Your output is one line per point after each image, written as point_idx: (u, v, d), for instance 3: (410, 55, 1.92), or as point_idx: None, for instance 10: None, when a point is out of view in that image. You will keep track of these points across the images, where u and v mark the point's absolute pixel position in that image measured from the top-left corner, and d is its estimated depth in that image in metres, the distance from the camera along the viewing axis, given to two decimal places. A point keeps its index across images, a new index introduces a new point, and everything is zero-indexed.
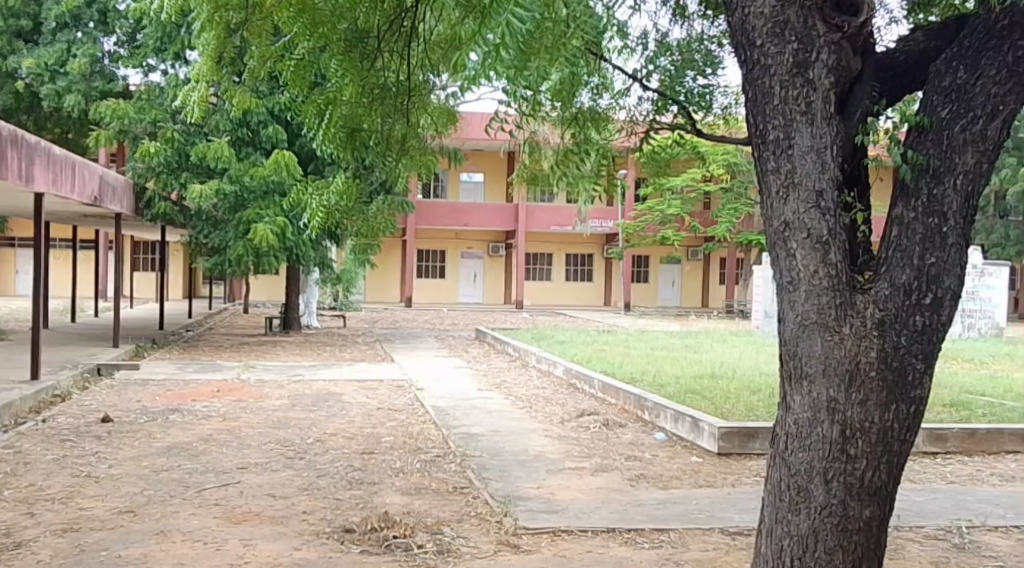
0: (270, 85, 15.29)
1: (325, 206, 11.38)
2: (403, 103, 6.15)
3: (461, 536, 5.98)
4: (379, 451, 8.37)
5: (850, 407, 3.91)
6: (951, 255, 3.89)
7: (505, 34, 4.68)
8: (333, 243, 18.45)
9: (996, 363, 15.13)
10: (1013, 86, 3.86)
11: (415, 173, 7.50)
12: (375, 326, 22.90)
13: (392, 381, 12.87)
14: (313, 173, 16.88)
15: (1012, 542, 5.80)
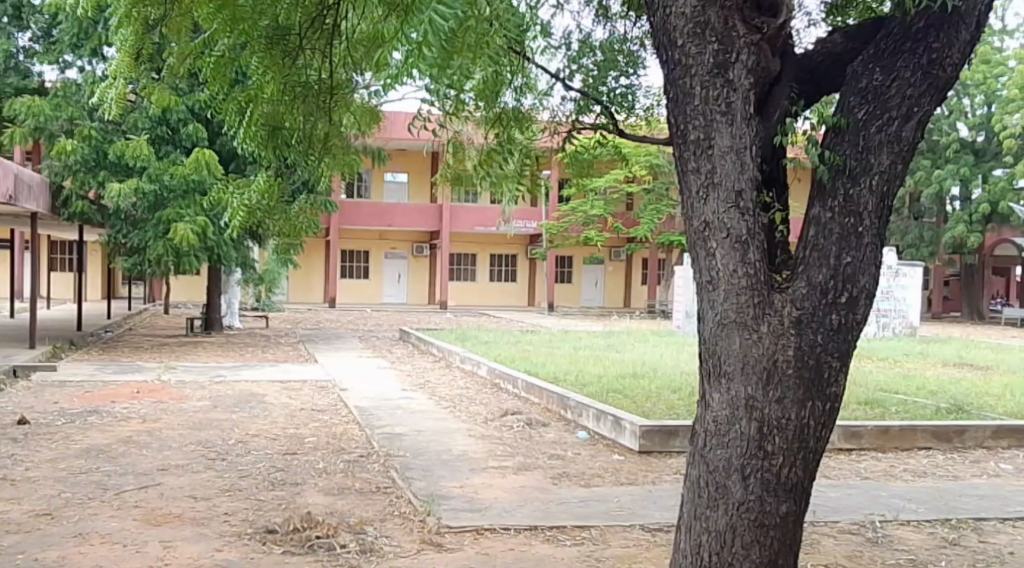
0: (191, 82, 14.92)
1: (245, 204, 11.16)
2: (324, 101, 6.05)
3: (384, 535, 5.88)
4: (302, 452, 8.20)
5: (767, 405, 3.94)
6: (867, 254, 3.95)
7: (428, 31, 4.41)
8: (255, 243, 18.08)
9: (907, 362, 15.58)
10: (927, 87, 3.94)
11: (338, 173, 7.40)
12: (299, 327, 22.58)
13: (315, 382, 12.65)
14: (234, 172, 16.56)
15: (923, 536, 5.95)
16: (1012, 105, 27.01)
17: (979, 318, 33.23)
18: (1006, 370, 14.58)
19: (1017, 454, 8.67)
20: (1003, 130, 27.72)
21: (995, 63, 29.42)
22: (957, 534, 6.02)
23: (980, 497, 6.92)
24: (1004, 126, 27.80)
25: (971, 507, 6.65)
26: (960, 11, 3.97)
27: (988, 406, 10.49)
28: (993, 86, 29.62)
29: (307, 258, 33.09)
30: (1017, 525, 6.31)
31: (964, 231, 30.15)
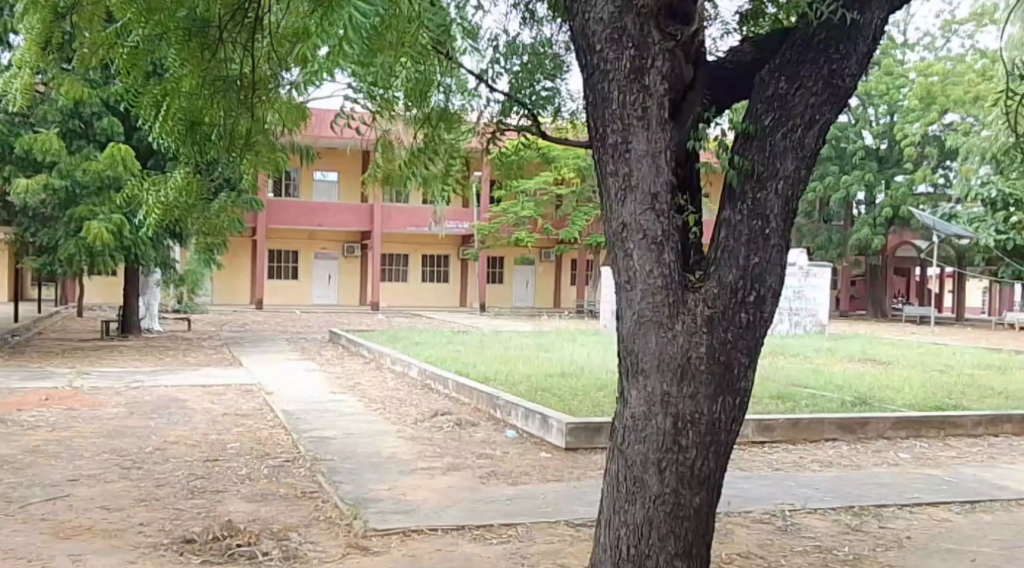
0: (105, 73, 14.67)
1: (162, 200, 10.97)
2: (247, 97, 5.97)
3: (309, 541, 5.91)
4: (225, 458, 8.17)
5: (682, 399, 4.09)
6: (774, 255, 4.14)
7: (348, 27, 4.38)
8: (176, 242, 17.83)
9: (818, 358, 16.07)
10: (829, 96, 4.14)
11: (267, 170, 7.44)
12: (222, 329, 22.38)
13: (240, 386, 12.56)
14: (153, 168, 16.38)
15: (829, 523, 6.20)
16: (912, 114, 28.00)
17: (884, 317, 34.34)
18: (909, 365, 15.16)
19: (916, 444, 9.06)
20: (904, 139, 28.66)
21: (897, 74, 30.33)
22: (860, 520, 6.29)
23: (881, 485, 7.22)
24: (905, 135, 28.75)
25: (873, 494, 6.94)
26: (858, 24, 4.16)
27: (888, 398, 10.93)
28: (895, 97, 30.56)
29: (232, 259, 32.63)
30: (915, 510, 6.61)
31: (868, 234, 31.19)
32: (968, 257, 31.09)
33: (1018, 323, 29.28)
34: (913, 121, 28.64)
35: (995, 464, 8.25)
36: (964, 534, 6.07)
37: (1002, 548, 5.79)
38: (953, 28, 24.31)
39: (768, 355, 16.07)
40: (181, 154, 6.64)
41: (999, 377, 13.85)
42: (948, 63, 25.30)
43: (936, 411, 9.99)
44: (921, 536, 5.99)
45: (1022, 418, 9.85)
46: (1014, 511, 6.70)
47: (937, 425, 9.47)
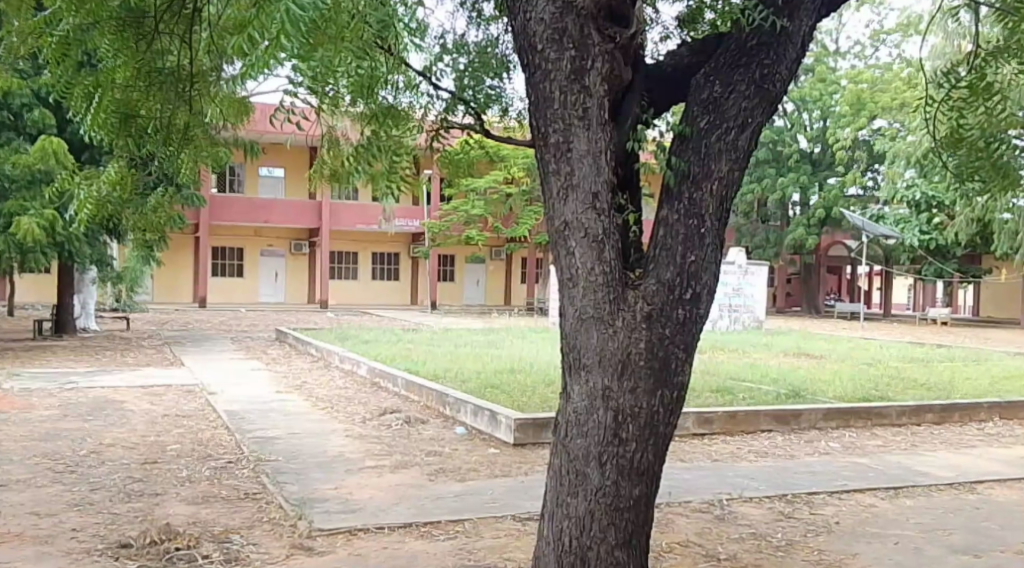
0: (33, 64, 14.41)
1: (94, 196, 10.80)
2: (185, 91, 5.95)
3: (251, 543, 5.93)
4: (164, 460, 8.14)
5: (622, 394, 4.22)
6: (708, 254, 4.28)
7: (284, 22, 4.29)
8: (112, 238, 17.61)
9: (755, 353, 16.40)
10: (760, 100, 4.30)
11: (208, 164, 7.49)
12: (162, 328, 22.09)
13: (181, 386, 12.47)
14: (87, 161, 16.21)
15: (764, 511, 6.39)
16: (843, 120, 28.63)
17: (817, 313, 34.95)
18: (840, 359, 15.54)
19: (846, 434, 9.33)
20: (835, 143, 29.25)
21: (829, 81, 30.91)
22: (792, 507, 6.49)
23: (813, 473, 7.46)
24: (837, 139, 29.33)
25: (806, 483, 7.16)
26: (788, 30, 4.34)
27: (819, 390, 11.23)
28: (828, 102, 31.16)
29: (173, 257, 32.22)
30: (844, 497, 6.83)
31: (803, 235, 31.83)
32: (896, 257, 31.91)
33: (943, 319, 30.07)
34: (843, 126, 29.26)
35: (921, 452, 8.54)
36: (888, 518, 6.30)
37: (923, 531, 6.04)
38: (881, 37, 24.84)
39: (707, 351, 16.35)
40: (117, 148, 6.61)
41: (923, 370, 14.26)
42: (876, 71, 25.90)
43: (864, 402, 10.31)
44: (849, 521, 6.21)
45: (943, 408, 10.17)
46: (936, 496, 6.96)
47: (864, 415, 9.76)
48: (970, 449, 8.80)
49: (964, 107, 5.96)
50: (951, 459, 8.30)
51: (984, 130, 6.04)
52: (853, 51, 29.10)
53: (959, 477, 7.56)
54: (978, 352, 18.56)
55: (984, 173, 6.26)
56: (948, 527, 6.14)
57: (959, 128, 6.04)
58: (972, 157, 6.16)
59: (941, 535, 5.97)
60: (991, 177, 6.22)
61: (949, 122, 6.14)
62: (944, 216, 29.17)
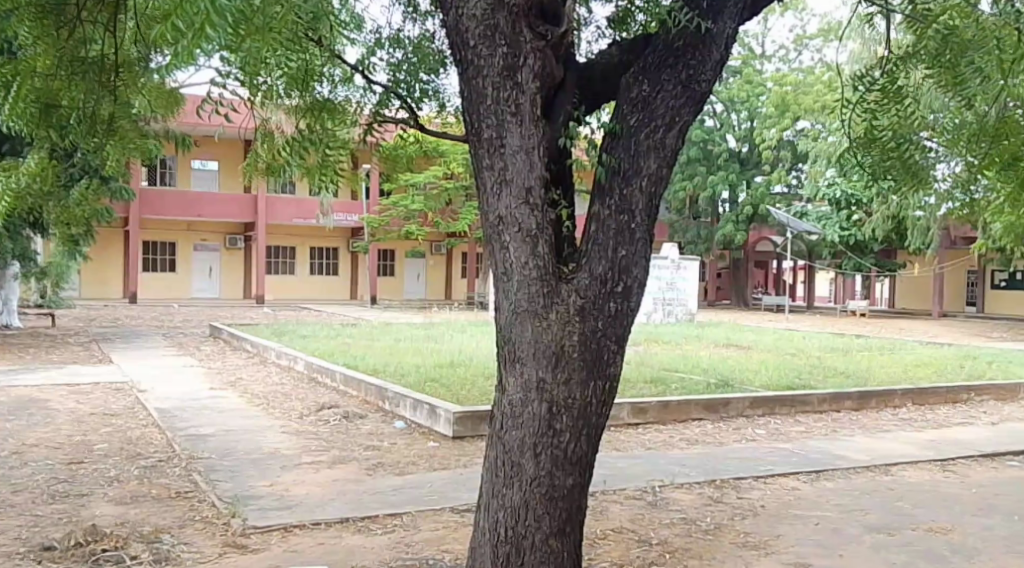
0: None
1: (12, 187, 10.50)
2: (107, 83, 5.84)
3: (182, 543, 5.91)
4: (92, 460, 8.03)
5: (556, 386, 4.31)
6: (639, 248, 4.39)
7: (203, 20, 4.14)
8: (36, 233, 17.19)
9: (686, 344, 16.70)
10: (687, 100, 4.42)
11: (133, 157, 7.46)
12: (91, 325, 21.64)
13: (110, 384, 12.25)
14: (8, 153, 15.84)
15: (694, 497, 6.56)
16: (769, 120, 29.18)
17: (745, 306, 35.66)
18: (765, 349, 15.91)
19: (771, 421, 9.59)
20: (762, 143, 29.79)
21: (756, 83, 31.52)
22: (721, 492, 6.68)
23: (741, 459, 7.67)
24: (763, 139, 29.91)
25: (735, 468, 7.36)
26: (712, 32, 4.46)
27: (746, 379, 11.50)
28: (755, 103, 31.66)
29: (101, 252, 31.59)
30: (770, 481, 7.05)
31: (732, 231, 32.47)
32: (818, 252, 32.80)
33: (862, 311, 30.89)
34: (769, 126, 29.82)
35: (844, 437, 8.83)
36: (811, 501, 6.51)
37: (843, 511, 6.27)
38: (804, 41, 25.34)
39: (641, 343, 16.60)
40: (38, 135, 6.53)
41: (841, 359, 14.68)
42: (799, 73, 26.44)
43: (789, 390, 10.60)
44: (773, 504, 6.41)
45: (861, 395, 10.49)
46: (855, 478, 7.21)
47: (787, 403, 10.03)
48: (886, 433, 9.12)
49: (878, 109, 6.29)
50: (870, 443, 8.60)
51: (895, 131, 6.43)
52: (778, 54, 29.71)
53: (876, 459, 7.84)
54: (894, 341, 19.14)
55: (895, 171, 6.70)
56: (866, 507, 6.38)
57: (873, 129, 6.41)
58: (884, 158, 6.58)
59: (859, 515, 6.20)
60: (902, 176, 6.70)
61: (864, 122, 6.52)
62: (862, 213, 30.06)
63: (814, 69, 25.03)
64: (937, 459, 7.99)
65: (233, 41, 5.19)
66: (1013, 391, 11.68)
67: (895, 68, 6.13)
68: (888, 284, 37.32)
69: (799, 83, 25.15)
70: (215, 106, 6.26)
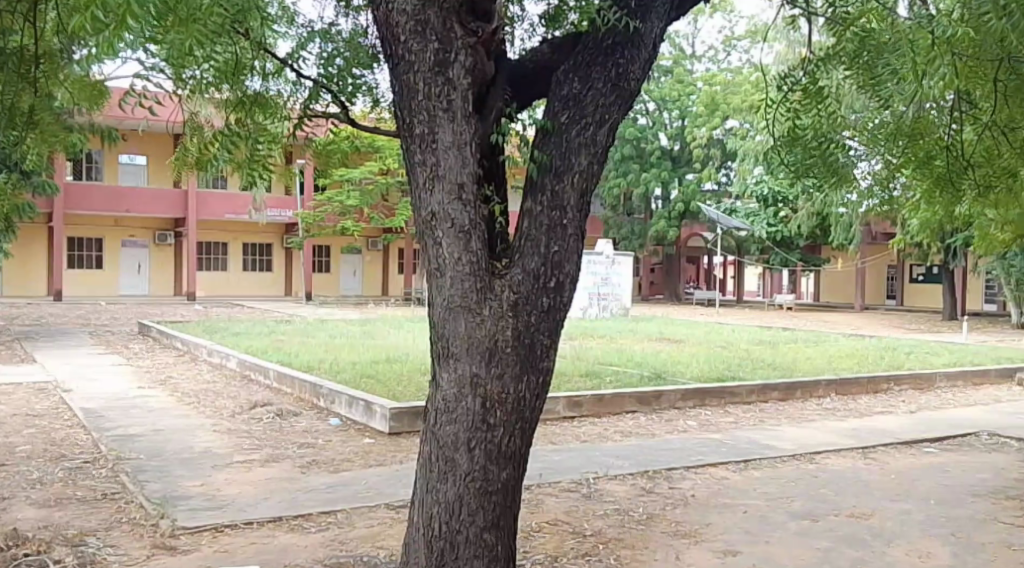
0: None
1: None
2: (27, 76, 5.67)
3: (108, 545, 5.81)
4: (14, 463, 7.82)
5: (489, 381, 4.33)
6: (571, 244, 4.44)
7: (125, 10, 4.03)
8: None
9: (621, 338, 16.86)
10: (616, 98, 4.48)
11: (53, 149, 7.26)
12: (13, 324, 21.00)
13: (33, 384, 11.93)
14: None
15: (628, 488, 6.65)
16: (699, 120, 29.60)
17: (677, 301, 36.15)
18: (696, 343, 16.16)
19: (702, 412, 9.75)
20: (693, 141, 30.17)
21: (687, 83, 31.98)
22: (653, 483, 6.78)
23: (672, 450, 7.79)
24: (694, 138, 30.30)
25: (666, 459, 7.47)
26: (641, 31, 4.53)
27: (678, 372, 11.68)
28: (685, 103, 32.13)
29: (23, 247, 30.70)
30: (700, 471, 7.18)
31: (664, 228, 32.94)
32: (747, 247, 33.42)
33: (789, 305, 31.62)
34: (700, 126, 30.26)
35: (771, 427, 9.03)
36: (738, 489, 6.66)
37: (770, 499, 6.41)
38: (732, 42, 25.76)
39: (577, 337, 16.74)
40: None
41: (769, 351, 14.99)
42: (729, 73, 26.84)
43: (718, 382, 10.80)
44: (704, 493, 6.54)
45: (787, 386, 10.74)
46: (782, 467, 7.38)
47: (717, 394, 10.21)
48: (811, 423, 9.34)
49: (800, 109, 6.49)
50: (796, 432, 8.80)
51: (817, 131, 6.65)
52: (709, 54, 30.15)
53: (801, 448, 8.03)
54: (818, 334, 19.62)
55: (817, 170, 6.92)
56: (791, 495, 6.53)
57: (796, 129, 6.62)
58: (808, 156, 6.75)
59: (784, 502, 6.35)
60: (824, 174, 6.85)
61: (787, 123, 6.70)
62: (788, 210, 30.79)
63: (743, 70, 25.47)
64: (859, 446, 8.21)
65: (157, 28, 5.11)
66: (930, 381, 12.06)
67: (815, 69, 6.30)
68: (813, 279, 38.19)
69: (728, 83, 25.56)
70: (141, 98, 6.14)
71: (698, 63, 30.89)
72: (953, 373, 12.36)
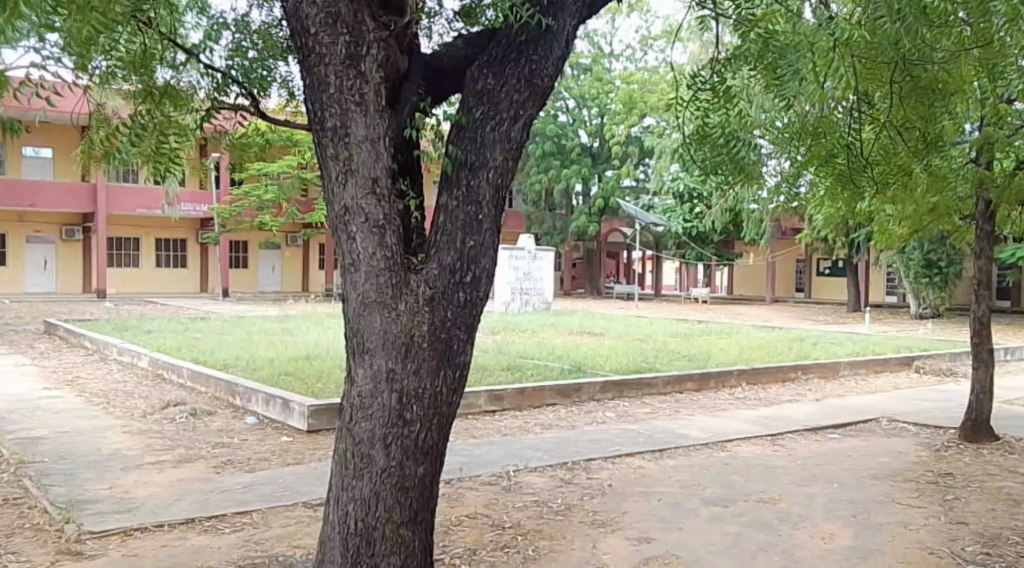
0: None
1: None
2: None
3: (10, 552, 5.62)
4: None
5: (406, 376, 4.30)
6: (486, 239, 4.43)
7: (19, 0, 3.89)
8: None
9: (541, 332, 16.92)
10: (530, 94, 4.49)
11: None
12: None
13: None
14: None
15: (547, 479, 6.70)
16: (617, 118, 29.90)
17: (597, 295, 36.45)
18: (615, 336, 16.32)
19: (620, 404, 9.87)
20: (612, 138, 30.41)
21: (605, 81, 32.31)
22: (572, 474, 6.84)
23: (591, 441, 7.86)
24: (613, 135, 30.55)
25: (584, 450, 7.54)
26: (553, 29, 4.55)
27: (598, 364, 11.78)
28: (604, 101, 32.49)
29: None
30: (618, 461, 7.26)
31: (584, 223, 33.12)
32: (664, 242, 33.82)
33: (704, 297, 32.08)
34: (618, 123, 30.51)
35: (686, 416, 9.19)
36: (654, 477, 6.76)
37: (684, 487, 6.52)
38: (649, 42, 26.02)
39: (498, 332, 16.71)
40: None
41: (685, 343, 15.21)
42: (646, 72, 27.16)
43: (635, 373, 10.95)
44: (620, 483, 6.62)
45: (701, 377, 10.94)
46: (696, 455, 7.52)
47: (634, 386, 10.34)
48: (724, 412, 9.52)
49: (710, 110, 6.67)
50: (709, 421, 8.96)
51: (725, 129, 6.76)
52: (626, 54, 30.47)
53: (715, 437, 8.19)
54: (732, 326, 20.00)
55: (725, 167, 7.04)
56: (704, 482, 6.66)
57: (704, 128, 6.72)
58: (716, 154, 6.88)
59: (697, 489, 6.46)
60: (733, 171, 6.97)
61: (696, 121, 6.82)
62: (703, 205, 31.35)
63: (659, 69, 25.82)
64: (769, 434, 8.41)
65: (51, 13, 4.91)
66: (835, 369, 12.40)
67: (723, 70, 6.42)
68: (727, 273, 38.88)
69: (645, 82, 25.88)
70: (37, 88, 5.86)
71: (616, 62, 31.25)
72: (857, 363, 12.73)
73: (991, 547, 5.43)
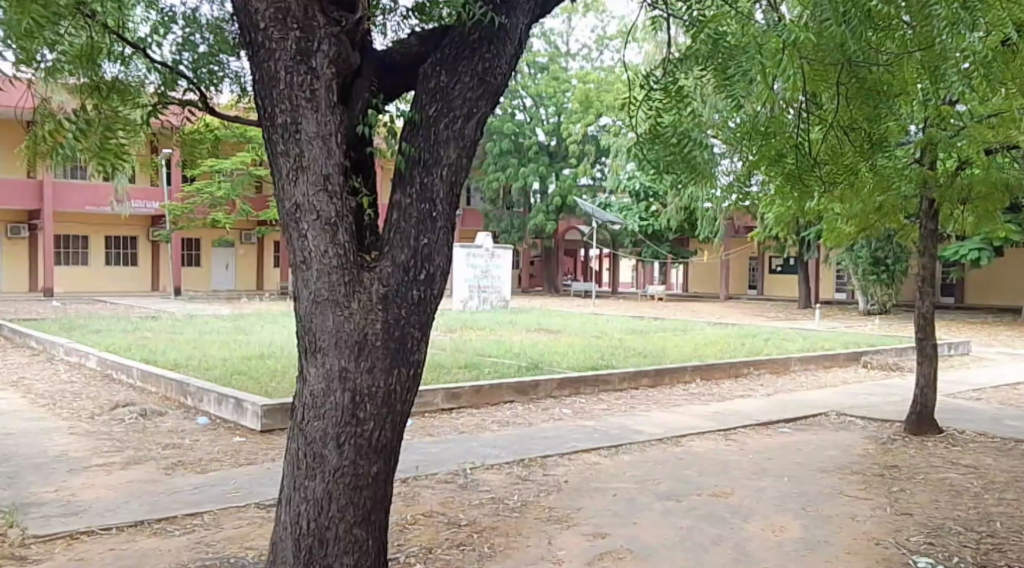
0: None
1: None
2: None
3: None
4: None
5: (359, 374, 4.27)
6: (440, 237, 4.41)
7: None
8: None
9: (498, 330, 16.90)
10: (483, 91, 4.47)
11: None
12: None
13: None
14: None
15: (503, 477, 6.69)
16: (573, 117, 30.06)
17: (554, 293, 36.56)
18: (571, 333, 16.37)
19: (576, 400, 9.89)
20: (569, 137, 30.53)
21: (562, 80, 32.43)
22: (527, 471, 6.83)
23: (547, 438, 7.86)
24: (570, 133, 30.69)
25: (540, 447, 7.54)
26: (507, 27, 4.53)
27: (553, 362, 11.80)
28: (561, 99, 32.61)
29: None
30: (573, 458, 7.27)
31: (542, 221, 33.22)
32: (620, 240, 34.01)
33: (659, 295, 32.30)
34: (575, 122, 30.64)
35: (640, 413, 9.24)
36: (609, 473, 6.78)
37: (638, 482, 6.55)
38: (605, 41, 26.17)
39: (455, 330, 16.69)
40: None
41: (639, 340, 15.30)
42: (603, 72, 27.31)
43: (591, 371, 10.98)
44: (575, 479, 6.63)
45: (656, 373, 11.01)
46: (650, 451, 7.55)
47: (590, 383, 10.37)
48: (677, 408, 9.58)
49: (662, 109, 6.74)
50: (664, 417, 9.01)
51: (677, 128, 6.83)
52: (583, 53, 30.63)
53: (669, 432, 8.24)
54: (686, 323, 20.16)
55: (679, 168, 7.07)
56: (658, 477, 6.69)
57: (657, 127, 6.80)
58: (669, 153, 6.94)
59: (651, 484, 6.50)
60: (684, 171, 7.01)
61: (648, 121, 6.89)
62: (658, 204, 31.61)
63: (614, 68, 25.98)
64: (721, 429, 8.48)
65: None
66: (787, 365, 12.55)
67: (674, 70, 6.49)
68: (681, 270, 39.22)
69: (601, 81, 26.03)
70: None
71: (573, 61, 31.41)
72: (808, 359, 12.91)
73: (935, 538, 5.52)
